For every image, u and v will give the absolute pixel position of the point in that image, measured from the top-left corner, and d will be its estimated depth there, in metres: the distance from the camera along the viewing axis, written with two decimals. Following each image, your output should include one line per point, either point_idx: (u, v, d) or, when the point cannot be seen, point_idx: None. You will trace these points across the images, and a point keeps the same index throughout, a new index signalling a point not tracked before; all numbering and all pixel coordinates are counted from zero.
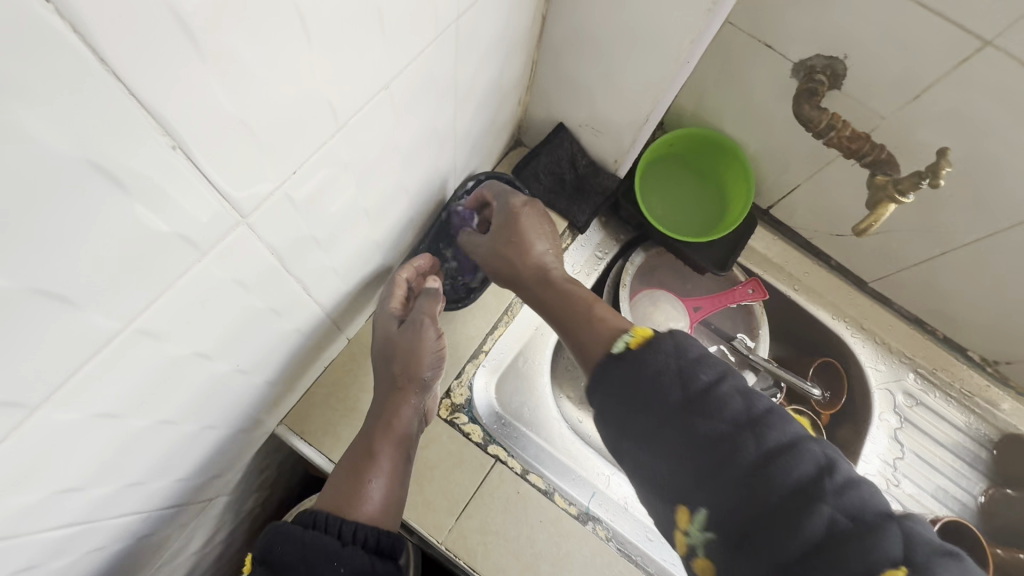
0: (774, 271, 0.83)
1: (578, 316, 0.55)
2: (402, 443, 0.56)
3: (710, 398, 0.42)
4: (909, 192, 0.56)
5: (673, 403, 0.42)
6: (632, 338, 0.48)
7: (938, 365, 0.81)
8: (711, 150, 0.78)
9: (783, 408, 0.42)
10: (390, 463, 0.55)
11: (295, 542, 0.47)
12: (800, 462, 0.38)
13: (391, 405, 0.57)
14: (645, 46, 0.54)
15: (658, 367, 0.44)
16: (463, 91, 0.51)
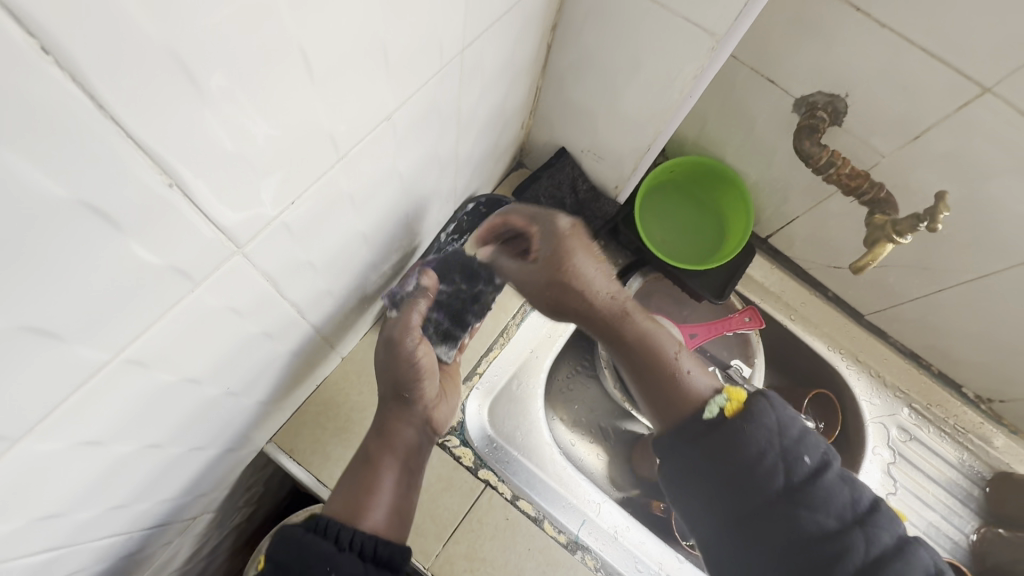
0: (771, 300, 0.83)
1: (659, 367, 0.57)
2: (405, 458, 0.55)
3: (815, 483, 0.46)
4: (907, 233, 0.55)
5: (839, 487, 0.46)
6: (727, 402, 0.51)
7: (932, 400, 0.81)
8: (712, 179, 0.78)
9: (884, 502, 0.47)
10: (394, 475, 0.53)
11: (295, 542, 0.45)
12: (910, 568, 0.42)
13: (393, 416, 0.57)
14: (649, 79, 0.55)
15: (762, 449, 0.48)
16: (466, 117, 0.51)
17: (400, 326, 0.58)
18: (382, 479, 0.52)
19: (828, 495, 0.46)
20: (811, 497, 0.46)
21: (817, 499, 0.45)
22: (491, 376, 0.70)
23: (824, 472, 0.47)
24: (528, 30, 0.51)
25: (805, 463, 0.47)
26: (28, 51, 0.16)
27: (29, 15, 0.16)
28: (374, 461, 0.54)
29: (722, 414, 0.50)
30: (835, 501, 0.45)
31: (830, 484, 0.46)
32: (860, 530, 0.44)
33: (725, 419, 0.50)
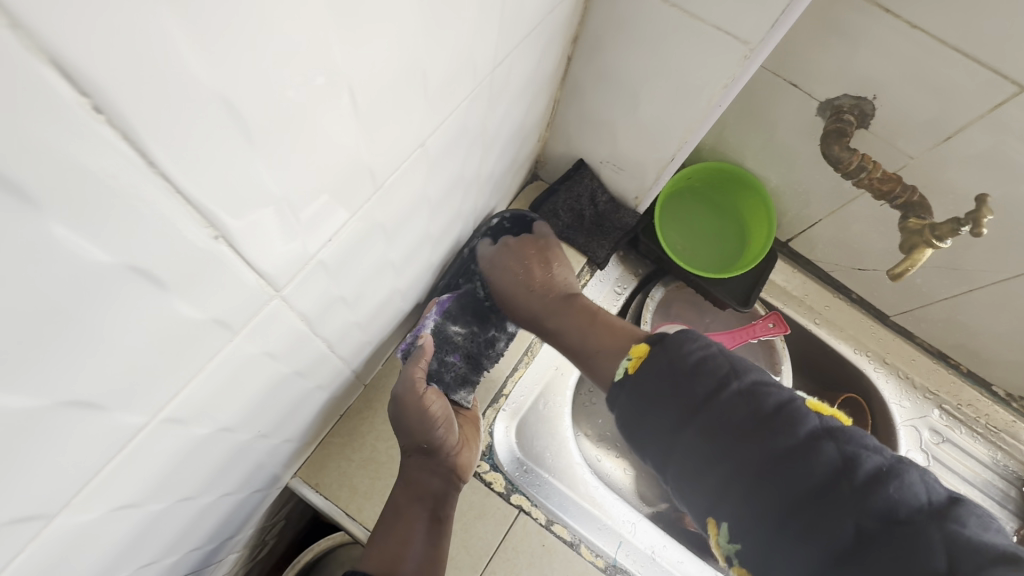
0: (794, 305, 0.82)
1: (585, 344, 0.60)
2: (430, 503, 0.56)
3: (704, 402, 0.45)
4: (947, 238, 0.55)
5: (732, 396, 0.45)
6: (632, 360, 0.52)
7: (963, 400, 0.80)
8: (729, 184, 0.77)
9: (799, 402, 0.44)
10: (424, 525, 0.55)
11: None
12: (814, 464, 0.40)
13: (418, 467, 0.57)
14: (673, 89, 0.54)
15: (657, 386, 0.48)
16: (490, 136, 0.50)
17: (402, 388, 0.58)
18: (414, 530, 0.54)
19: (723, 409, 0.44)
20: (708, 421, 0.45)
21: (717, 423, 0.44)
22: (515, 397, 0.67)
23: (720, 388, 0.45)
24: (551, 44, 0.49)
25: (701, 389, 0.46)
26: (76, 111, 0.14)
27: (81, 73, 0.14)
28: (404, 513, 0.55)
29: (626, 374, 0.51)
30: (732, 414, 0.44)
31: (728, 401, 0.45)
32: (766, 436, 0.42)
33: (630, 377, 0.50)
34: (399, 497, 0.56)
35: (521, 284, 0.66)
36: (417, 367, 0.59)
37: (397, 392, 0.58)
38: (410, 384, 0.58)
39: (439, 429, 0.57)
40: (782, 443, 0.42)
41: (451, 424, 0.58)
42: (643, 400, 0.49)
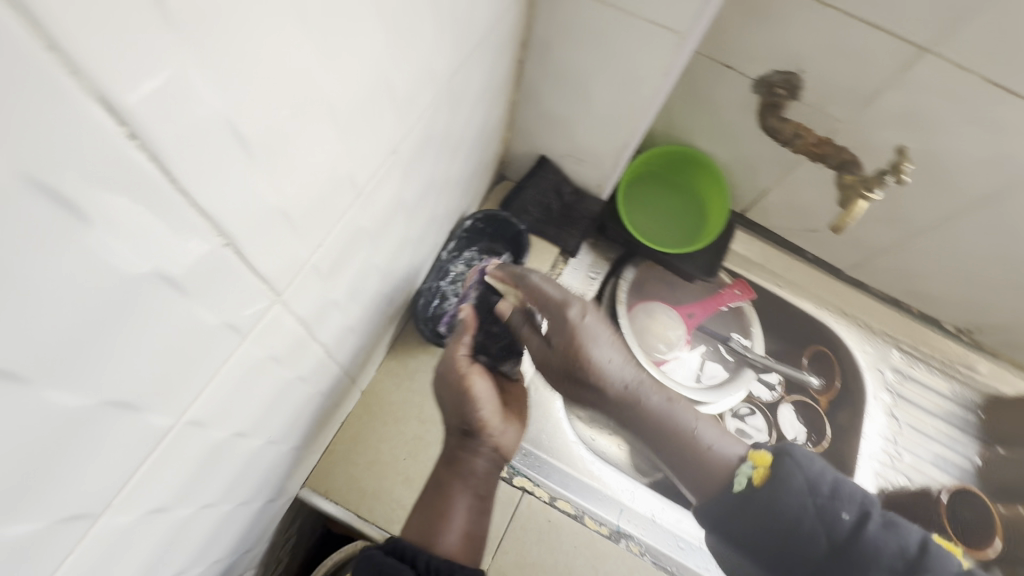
0: (757, 270, 0.87)
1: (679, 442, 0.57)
2: (473, 486, 0.56)
3: (806, 497, 0.48)
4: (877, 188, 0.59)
5: (799, 486, 0.49)
6: (754, 470, 0.53)
7: (918, 340, 0.86)
8: (685, 164, 0.82)
9: (935, 541, 0.45)
10: (464, 502, 0.55)
11: (376, 564, 0.47)
12: (902, 537, 0.45)
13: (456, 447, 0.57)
14: (618, 81, 0.58)
15: (796, 512, 0.48)
16: (454, 142, 0.53)
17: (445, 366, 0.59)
18: (454, 505, 0.54)
19: (793, 497, 0.48)
20: (756, 511, 0.50)
21: (770, 513, 0.49)
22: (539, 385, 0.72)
23: (801, 517, 0.47)
24: (502, 50, 0.53)
25: (792, 493, 0.49)
26: (115, 141, 0.17)
27: (119, 107, 0.17)
28: (446, 486, 0.55)
29: (750, 484, 0.52)
30: (801, 514, 0.47)
31: (786, 493, 0.49)
32: (803, 519, 0.47)
33: (755, 489, 0.51)
34: (442, 470, 0.57)
35: (573, 351, 0.56)
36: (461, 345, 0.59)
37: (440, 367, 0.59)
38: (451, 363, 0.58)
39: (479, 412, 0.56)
40: (814, 535, 0.46)
41: (490, 406, 0.57)
42: (756, 521, 0.50)
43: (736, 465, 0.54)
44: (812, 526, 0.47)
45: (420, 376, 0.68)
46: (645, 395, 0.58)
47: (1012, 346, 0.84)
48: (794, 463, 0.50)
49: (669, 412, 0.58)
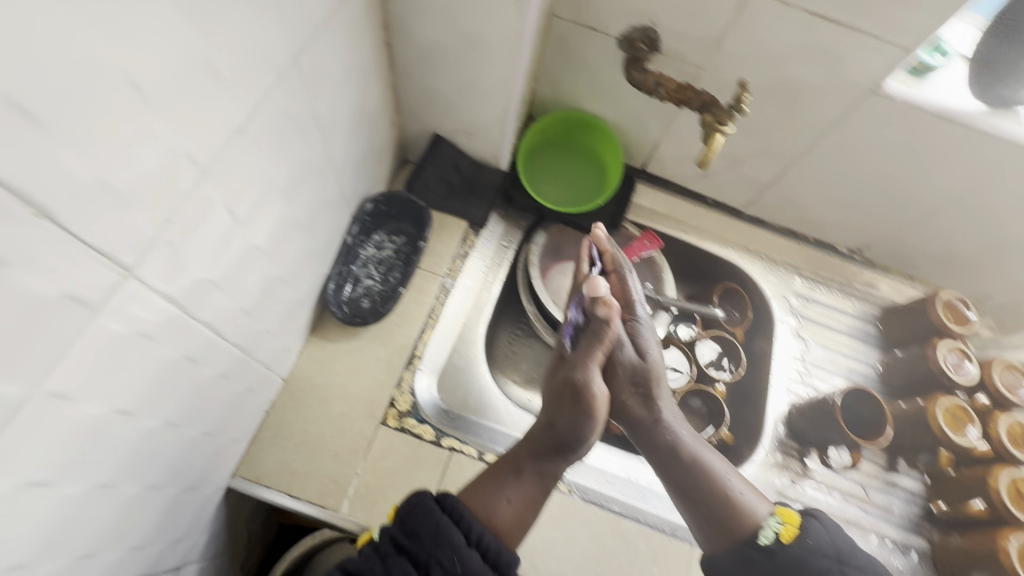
0: (663, 220, 0.92)
1: (714, 490, 0.63)
2: (543, 485, 0.61)
3: (831, 558, 0.57)
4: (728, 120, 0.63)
5: (828, 551, 0.58)
6: (782, 527, 0.60)
7: (818, 265, 0.93)
8: (575, 128, 0.87)
9: None
10: (530, 491, 0.60)
11: (433, 517, 0.53)
12: None
13: (539, 447, 0.62)
14: (479, 49, 0.62)
15: (823, 565, 0.57)
16: (324, 124, 0.56)
17: (584, 374, 0.65)
18: (520, 487, 0.60)
19: (822, 558, 0.57)
20: (788, 565, 0.57)
21: (794, 568, 0.57)
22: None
23: (828, 570, 0.56)
24: (359, 32, 0.56)
25: (816, 552, 0.57)
26: None
27: None
28: (522, 474, 0.61)
29: (778, 538, 0.59)
30: (826, 569, 0.56)
31: (813, 554, 0.57)
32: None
33: (782, 546, 0.59)
34: (522, 461, 0.62)
35: (647, 382, 0.69)
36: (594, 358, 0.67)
37: (577, 376, 0.65)
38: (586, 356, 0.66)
39: (598, 406, 0.63)
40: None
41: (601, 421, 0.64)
42: (787, 572, 0.57)
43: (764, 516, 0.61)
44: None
45: (342, 357, 0.70)
46: (694, 448, 0.66)
47: (899, 258, 0.91)
48: (821, 526, 0.60)
49: (705, 466, 0.65)
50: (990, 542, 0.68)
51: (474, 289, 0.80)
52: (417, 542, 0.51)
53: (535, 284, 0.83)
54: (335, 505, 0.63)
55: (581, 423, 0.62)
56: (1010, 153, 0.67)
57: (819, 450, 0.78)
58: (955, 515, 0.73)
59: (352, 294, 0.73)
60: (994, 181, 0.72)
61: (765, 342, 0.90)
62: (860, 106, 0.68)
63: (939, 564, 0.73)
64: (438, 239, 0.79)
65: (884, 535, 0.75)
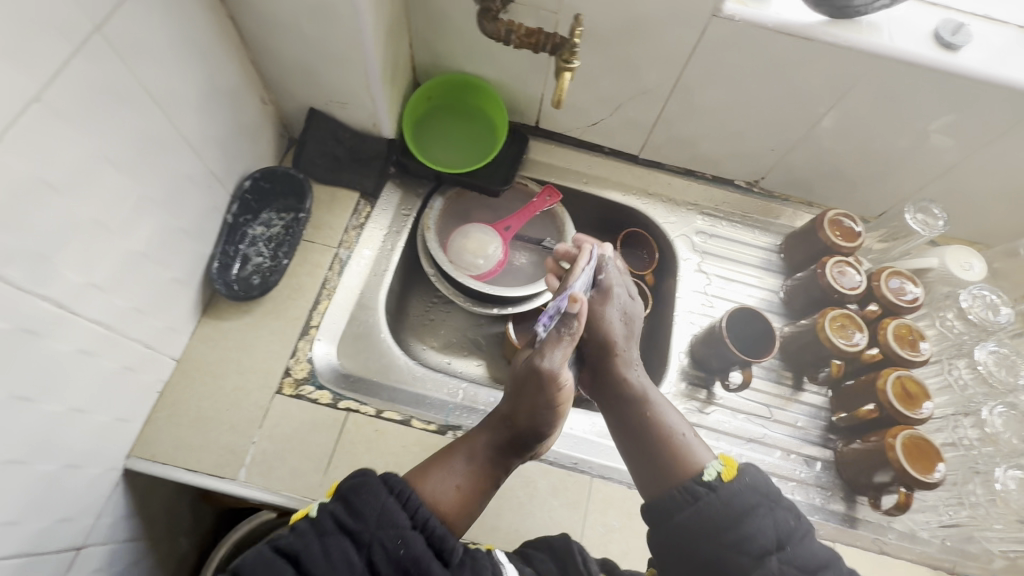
0: (562, 174, 0.93)
1: (664, 442, 0.63)
2: (496, 470, 0.60)
3: (760, 494, 0.57)
4: (571, 56, 0.64)
5: (755, 489, 0.57)
6: (724, 467, 0.59)
7: (718, 201, 0.95)
8: (460, 91, 0.88)
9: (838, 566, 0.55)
10: (480, 479, 0.58)
11: (377, 499, 0.50)
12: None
13: (494, 433, 0.60)
14: (319, 13, 0.62)
15: (752, 502, 0.56)
16: (163, 98, 0.57)
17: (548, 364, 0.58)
18: (472, 472, 0.58)
19: (750, 495, 0.56)
20: (721, 502, 0.56)
21: (727, 504, 0.56)
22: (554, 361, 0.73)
23: (756, 505, 0.56)
24: (186, 4, 0.57)
25: (749, 489, 0.57)
26: None
27: None
28: (474, 459, 0.59)
29: (717, 476, 0.58)
30: (755, 505, 0.56)
31: (746, 490, 0.57)
32: (753, 515, 0.55)
33: (722, 483, 0.57)
34: (476, 445, 0.60)
35: (613, 336, 0.70)
36: (561, 350, 0.60)
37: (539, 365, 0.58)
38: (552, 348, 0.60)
39: (559, 407, 0.60)
40: (759, 530, 0.54)
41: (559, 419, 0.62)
42: (720, 513, 0.56)
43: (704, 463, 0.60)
44: (765, 518, 0.55)
45: (235, 334, 0.72)
46: (652, 400, 0.67)
47: (792, 185, 0.93)
48: (753, 468, 0.60)
49: (661, 421, 0.66)
50: (879, 440, 0.71)
51: (372, 258, 0.82)
52: (360, 523, 0.50)
53: (430, 247, 0.83)
54: (232, 474, 0.64)
55: (540, 415, 0.59)
56: (856, 63, 0.69)
57: (723, 376, 0.79)
58: (852, 420, 0.75)
59: (241, 273, 0.73)
60: (853, 93, 0.73)
61: (671, 281, 0.91)
62: (708, 33, 0.69)
63: (840, 470, 0.75)
64: (330, 213, 0.81)
65: (789, 449, 0.78)
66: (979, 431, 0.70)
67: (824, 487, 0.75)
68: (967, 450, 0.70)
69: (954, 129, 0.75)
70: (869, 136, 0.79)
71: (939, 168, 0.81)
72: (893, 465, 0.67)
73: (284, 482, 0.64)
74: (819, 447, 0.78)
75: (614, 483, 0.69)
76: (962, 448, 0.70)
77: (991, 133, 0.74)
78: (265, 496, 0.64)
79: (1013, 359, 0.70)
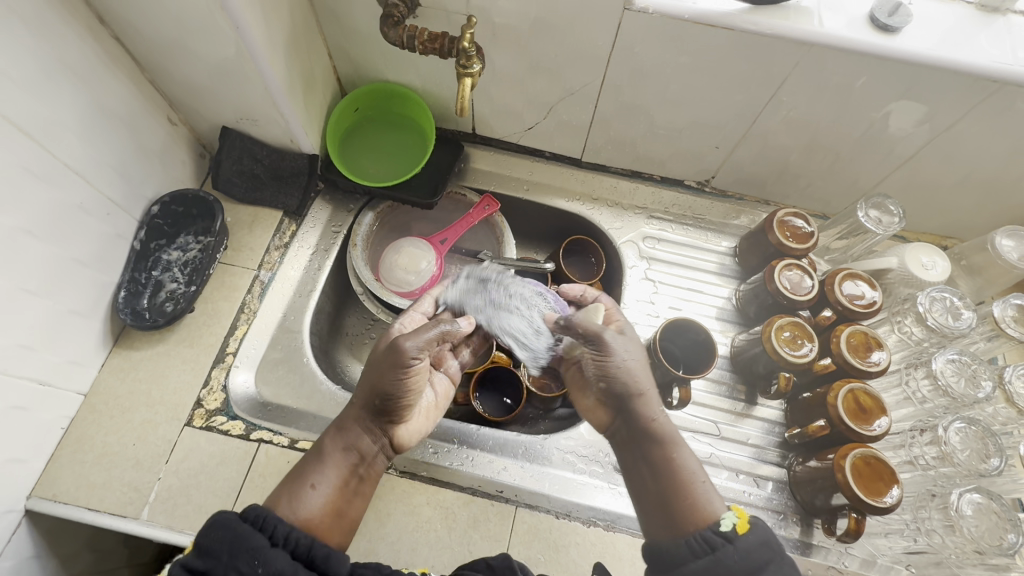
0: (502, 181, 0.89)
1: (674, 481, 0.52)
2: (355, 462, 0.55)
3: (774, 550, 0.45)
4: (471, 60, 0.62)
5: (770, 547, 0.46)
6: (738, 518, 0.47)
7: (667, 204, 0.90)
8: (389, 102, 0.85)
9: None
10: (341, 474, 0.53)
11: (231, 531, 0.43)
12: None
13: (346, 423, 0.56)
14: (201, 31, 0.60)
15: (766, 560, 0.45)
16: (32, 126, 0.55)
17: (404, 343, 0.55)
18: (327, 471, 0.53)
19: (763, 552, 0.45)
20: (737, 560, 0.45)
21: (743, 563, 0.44)
22: (475, 301, 0.67)
23: (767, 562, 0.45)
24: (53, 27, 0.54)
25: (765, 544, 0.46)
26: None
27: None
28: (331, 458, 0.54)
29: (734, 531, 0.46)
30: (767, 563, 0.45)
31: (761, 546, 0.45)
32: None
33: (737, 537, 0.46)
34: (328, 441, 0.55)
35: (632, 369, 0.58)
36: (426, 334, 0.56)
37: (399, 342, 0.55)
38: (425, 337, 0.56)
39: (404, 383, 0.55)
40: None
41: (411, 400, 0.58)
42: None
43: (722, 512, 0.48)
44: None
45: (147, 364, 0.69)
46: (675, 435, 0.55)
47: (745, 182, 0.87)
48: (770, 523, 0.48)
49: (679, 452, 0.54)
50: (831, 459, 0.64)
51: (298, 278, 0.79)
52: (212, 561, 0.42)
53: (357, 264, 0.80)
54: (135, 512, 0.62)
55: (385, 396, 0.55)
56: (785, 52, 0.64)
57: (664, 394, 0.73)
58: (804, 436, 0.69)
59: (153, 301, 0.71)
60: (790, 83, 0.68)
61: (618, 289, 0.86)
62: (623, 28, 0.65)
63: (794, 491, 0.69)
64: (252, 234, 0.78)
65: (737, 468, 0.72)
66: (936, 450, 0.61)
67: (776, 511, 0.69)
68: (924, 470, 0.63)
69: (907, 117, 0.68)
70: (816, 128, 0.74)
71: (896, 158, 0.75)
72: (844, 491, 0.61)
73: (189, 519, 0.62)
74: (774, 466, 0.73)
75: (541, 513, 0.65)
76: (921, 469, 0.63)
77: (947, 121, 0.67)
78: (167, 535, 0.60)
79: (975, 368, 0.63)
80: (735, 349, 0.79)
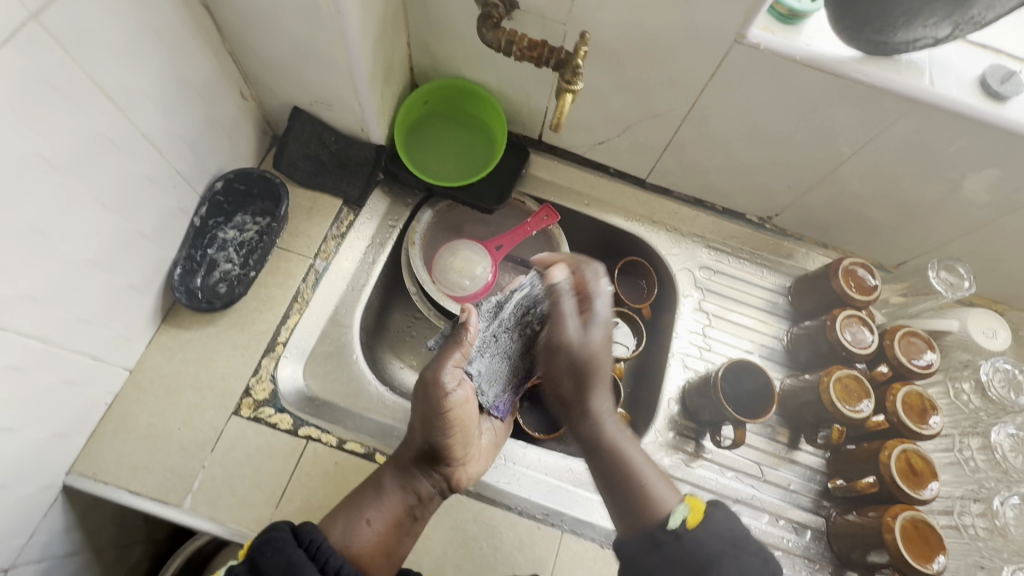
0: (563, 193, 0.87)
1: (626, 484, 0.57)
2: (406, 503, 0.59)
3: (727, 542, 0.51)
4: (574, 75, 0.60)
5: (723, 535, 0.51)
6: (689, 513, 0.53)
7: (725, 235, 0.89)
8: (459, 98, 0.83)
9: None
10: (393, 511, 0.58)
11: (284, 554, 0.49)
12: None
13: (402, 458, 0.61)
14: (300, 12, 0.57)
15: (719, 547, 0.51)
16: (117, 93, 0.52)
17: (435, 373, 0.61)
18: (382, 508, 0.57)
19: (715, 541, 0.51)
20: (686, 552, 0.51)
21: (693, 555, 0.50)
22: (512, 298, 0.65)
23: (720, 553, 0.50)
24: None
25: (716, 537, 0.51)
26: None
27: None
28: (385, 492, 0.58)
29: (685, 525, 0.52)
30: (720, 553, 0.50)
31: (712, 538, 0.51)
32: (718, 564, 0.49)
33: (686, 531, 0.52)
34: (385, 475, 0.60)
35: (585, 372, 0.57)
36: (450, 358, 0.62)
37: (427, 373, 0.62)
38: (443, 360, 0.62)
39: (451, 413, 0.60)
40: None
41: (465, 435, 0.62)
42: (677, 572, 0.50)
43: (673, 504, 0.55)
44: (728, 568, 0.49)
45: (197, 345, 0.67)
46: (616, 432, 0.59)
47: (808, 224, 0.86)
48: (724, 511, 0.54)
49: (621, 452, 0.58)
50: (876, 517, 0.65)
51: (352, 271, 0.77)
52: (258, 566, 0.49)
53: (414, 263, 0.79)
54: (177, 500, 0.60)
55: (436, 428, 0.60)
56: (889, 106, 0.62)
57: (714, 431, 0.74)
58: (850, 491, 0.69)
59: (207, 281, 0.69)
60: (883, 136, 0.67)
61: (669, 316, 0.86)
62: (728, 60, 0.63)
63: (831, 541, 0.70)
64: (310, 220, 0.76)
65: (778, 513, 0.72)
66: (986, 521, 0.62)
67: (811, 559, 0.70)
68: (970, 539, 0.63)
69: (995, 184, 0.67)
70: (897, 182, 0.73)
71: (969, 223, 0.75)
72: (888, 548, 0.61)
73: (231, 510, 0.60)
74: (810, 514, 0.73)
75: (586, 540, 0.64)
76: (966, 537, 0.64)
77: None
78: (210, 526, 0.59)
79: None
80: (784, 392, 0.79)
